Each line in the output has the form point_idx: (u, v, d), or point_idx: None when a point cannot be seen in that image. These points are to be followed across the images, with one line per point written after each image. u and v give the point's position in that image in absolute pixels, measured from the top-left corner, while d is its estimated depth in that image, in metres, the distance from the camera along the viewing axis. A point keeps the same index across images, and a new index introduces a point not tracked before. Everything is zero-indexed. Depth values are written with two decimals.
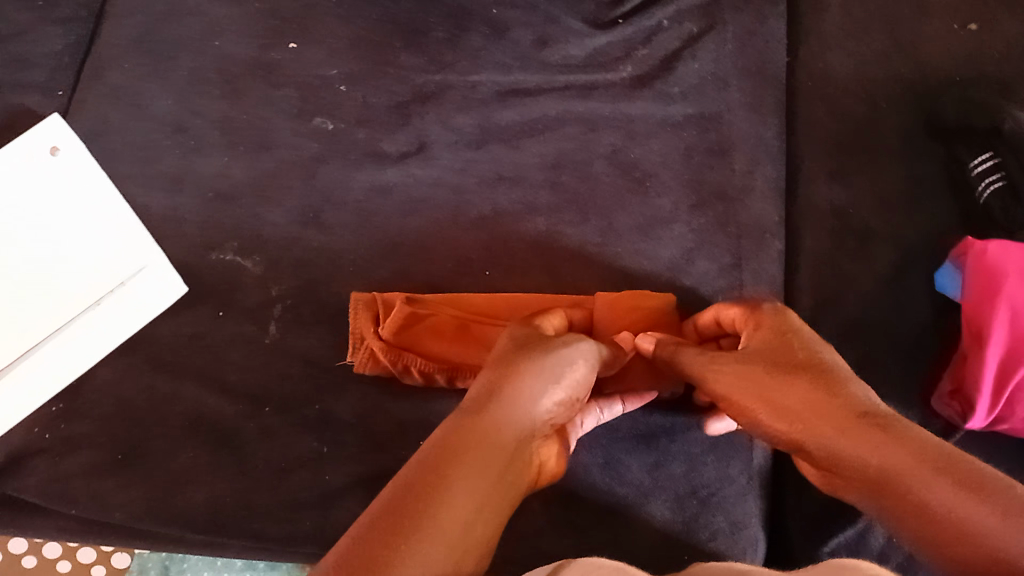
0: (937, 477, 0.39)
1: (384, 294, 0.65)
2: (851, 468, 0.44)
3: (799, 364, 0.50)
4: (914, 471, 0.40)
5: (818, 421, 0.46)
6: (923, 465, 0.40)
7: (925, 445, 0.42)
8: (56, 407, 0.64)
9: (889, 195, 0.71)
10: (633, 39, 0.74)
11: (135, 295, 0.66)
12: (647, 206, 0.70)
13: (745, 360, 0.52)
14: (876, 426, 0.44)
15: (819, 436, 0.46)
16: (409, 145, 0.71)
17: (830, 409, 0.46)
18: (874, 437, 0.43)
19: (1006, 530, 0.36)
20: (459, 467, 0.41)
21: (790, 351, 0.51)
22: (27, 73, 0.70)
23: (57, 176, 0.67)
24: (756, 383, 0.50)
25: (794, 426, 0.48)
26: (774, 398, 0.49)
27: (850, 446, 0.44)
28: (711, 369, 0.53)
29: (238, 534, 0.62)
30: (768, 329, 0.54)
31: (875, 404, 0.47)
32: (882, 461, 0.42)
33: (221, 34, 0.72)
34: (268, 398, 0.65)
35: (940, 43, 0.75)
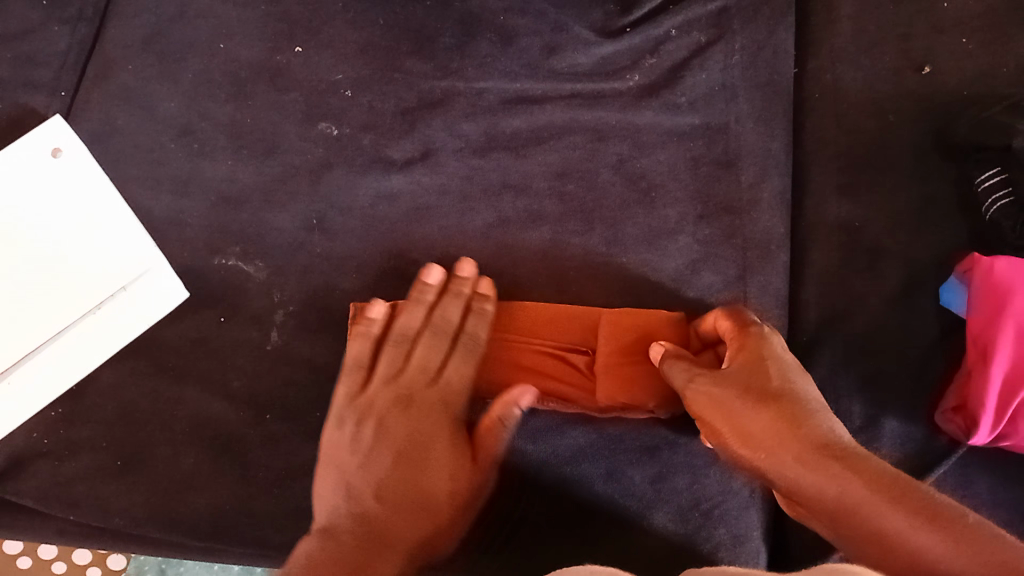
0: (894, 508, 0.42)
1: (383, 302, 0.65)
2: (814, 497, 0.46)
3: (772, 392, 0.50)
4: (873, 504, 0.43)
5: (779, 449, 0.47)
6: (879, 495, 0.43)
7: (878, 474, 0.44)
8: (56, 411, 0.64)
9: (896, 209, 0.71)
10: (641, 47, 0.74)
11: (136, 299, 0.66)
12: (653, 217, 0.70)
13: (719, 383, 0.52)
14: (838, 457, 0.46)
15: (781, 465, 0.47)
16: (415, 151, 0.71)
17: (793, 437, 0.48)
18: (832, 470, 0.45)
19: (953, 553, 0.39)
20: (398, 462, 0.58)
21: (765, 378, 0.51)
22: (30, 73, 0.69)
23: (58, 178, 0.66)
24: (726, 412, 0.50)
25: (757, 452, 0.49)
26: (738, 422, 0.50)
27: (808, 477, 0.46)
28: (691, 390, 0.53)
29: (239, 542, 0.62)
30: (750, 351, 0.53)
31: (838, 433, 0.48)
32: (841, 492, 0.44)
33: (228, 36, 0.72)
34: (271, 404, 0.65)
35: (953, 55, 0.74)
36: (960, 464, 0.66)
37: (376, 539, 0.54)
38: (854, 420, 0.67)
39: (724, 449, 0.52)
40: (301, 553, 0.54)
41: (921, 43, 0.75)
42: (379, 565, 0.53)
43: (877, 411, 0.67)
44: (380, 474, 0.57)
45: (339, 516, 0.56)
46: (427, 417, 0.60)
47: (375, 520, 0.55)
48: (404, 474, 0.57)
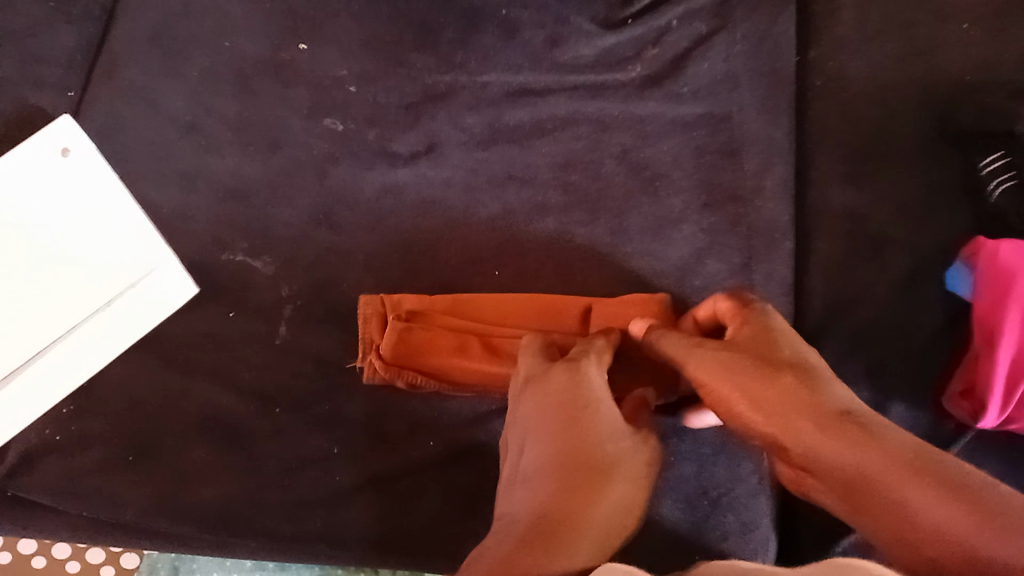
0: (910, 477, 0.40)
1: (391, 297, 0.66)
2: (830, 468, 0.44)
3: (786, 364, 0.49)
4: (891, 475, 0.41)
5: (795, 419, 0.46)
6: (897, 464, 0.41)
7: (899, 444, 0.42)
8: (67, 408, 0.65)
9: (900, 195, 0.71)
10: (643, 38, 0.74)
11: (146, 294, 0.66)
12: (658, 206, 0.70)
13: (729, 350, 0.51)
14: (857, 426, 0.44)
15: (797, 434, 0.46)
16: (419, 145, 0.71)
17: (809, 407, 0.46)
18: (856, 437, 0.43)
19: (985, 533, 0.36)
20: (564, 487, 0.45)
21: (778, 351, 0.50)
22: (39, 73, 0.70)
23: (69, 180, 0.65)
24: (741, 381, 0.49)
25: (771, 421, 0.47)
26: (749, 387, 0.49)
27: (829, 446, 0.44)
28: (698, 361, 0.52)
29: (248, 533, 0.62)
30: (753, 327, 0.53)
31: (856, 404, 0.47)
32: (859, 462, 0.42)
33: (233, 34, 0.72)
34: (280, 397, 0.65)
35: (955, 42, 0.74)
36: (967, 449, 0.66)
37: (580, 492, 0.45)
38: None
39: (733, 424, 0.51)
40: (525, 473, 0.48)
41: (923, 31, 0.75)
42: (597, 497, 0.45)
43: (883, 397, 0.67)
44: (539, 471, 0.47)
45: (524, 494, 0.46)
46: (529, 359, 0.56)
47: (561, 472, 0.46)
48: (580, 476, 0.46)
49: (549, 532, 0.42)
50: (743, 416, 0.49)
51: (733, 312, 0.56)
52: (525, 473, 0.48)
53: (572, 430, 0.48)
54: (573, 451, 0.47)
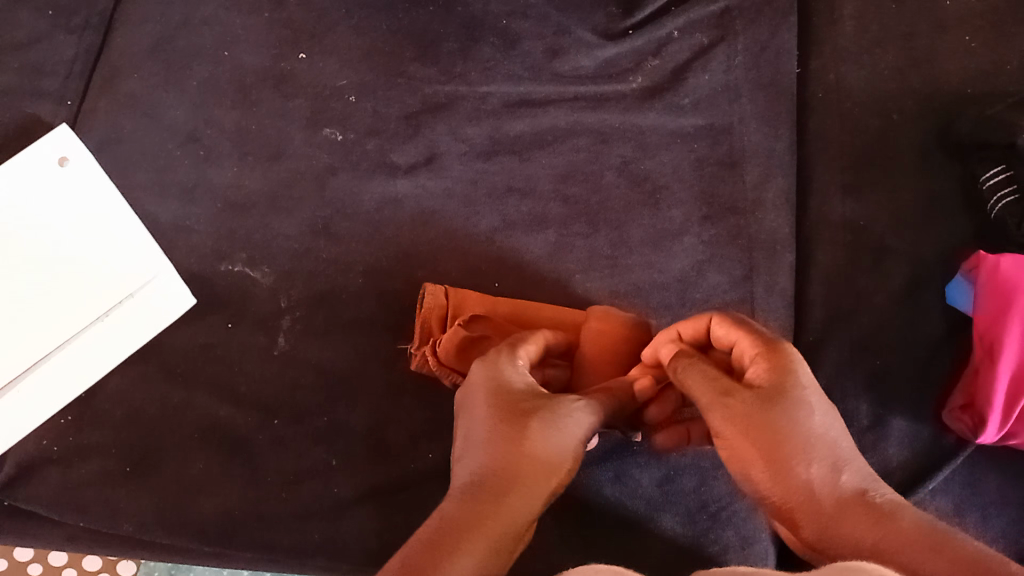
0: (932, 557, 0.41)
1: (455, 296, 0.65)
2: (842, 538, 0.44)
3: (815, 433, 0.47)
4: (912, 555, 0.42)
5: (813, 489, 0.46)
6: (919, 544, 0.42)
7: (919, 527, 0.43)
8: (66, 418, 0.64)
9: (901, 207, 0.71)
10: (644, 49, 0.74)
11: (144, 307, 0.66)
12: (658, 218, 0.70)
13: (752, 396, 0.49)
14: (875, 508, 0.45)
15: (816, 503, 0.46)
16: (419, 156, 0.71)
17: (827, 479, 0.46)
18: (876, 519, 0.44)
19: None
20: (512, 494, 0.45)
21: (806, 416, 0.48)
22: (38, 82, 0.69)
23: (65, 188, 0.66)
24: (763, 441, 0.47)
25: (784, 485, 0.46)
26: (767, 438, 0.47)
27: (851, 521, 0.44)
28: (720, 413, 0.49)
29: (248, 544, 0.62)
30: (777, 366, 0.50)
31: (870, 481, 0.47)
32: (877, 541, 0.43)
33: (233, 44, 0.72)
34: (279, 408, 0.65)
35: (955, 54, 0.74)
36: (966, 463, 0.66)
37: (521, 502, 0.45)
38: (862, 419, 0.66)
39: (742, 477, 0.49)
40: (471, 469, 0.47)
41: (922, 43, 0.75)
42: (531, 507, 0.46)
43: (884, 409, 0.67)
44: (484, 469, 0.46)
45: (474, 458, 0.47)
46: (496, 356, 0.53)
47: (516, 447, 0.46)
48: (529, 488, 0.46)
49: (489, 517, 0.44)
50: (756, 475, 0.48)
51: (755, 344, 0.52)
52: (470, 458, 0.48)
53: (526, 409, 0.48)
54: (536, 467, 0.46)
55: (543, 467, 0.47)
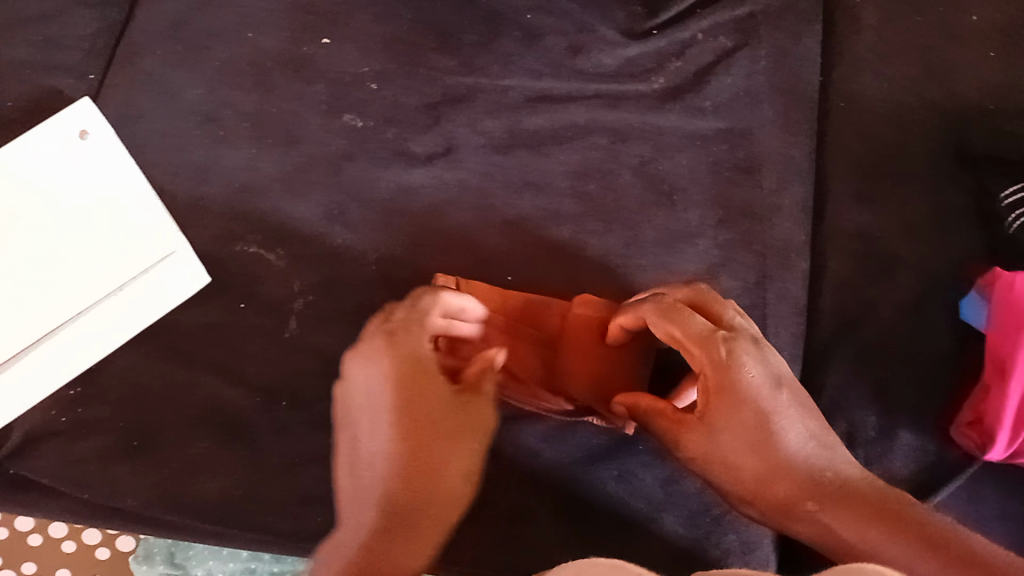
0: (893, 538, 0.47)
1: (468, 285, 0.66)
2: (813, 522, 0.51)
3: (768, 440, 0.52)
4: (872, 532, 0.48)
5: (788, 484, 0.51)
6: (872, 522, 0.48)
7: (892, 514, 0.48)
8: (73, 391, 0.64)
9: (917, 220, 0.71)
10: (666, 50, 0.74)
11: (157, 284, 0.66)
12: (673, 220, 0.70)
13: (705, 418, 0.53)
14: (838, 494, 0.50)
15: (794, 498, 0.51)
16: (436, 146, 0.71)
17: (796, 477, 0.51)
18: (843, 505, 0.50)
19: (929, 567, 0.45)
20: (411, 512, 0.48)
21: (750, 420, 0.52)
22: (55, 56, 0.70)
23: (86, 160, 0.66)
24: (727, 455, 0.52)
25: (758, 483, 0.52)
26: (727, 451, 0.52)
27: (831, 512, 0.50)
28: (683, 437, 0.54)
29: (248, 526, 0.63)
30: (717, 382, 0.52)
31: (835, 468, 0.52)
32: (836, 523, 0.50)
33: (255, 27, 0.72)
34: (285, 392, 0.65)
35: (980, 68, 0.74)
36: (972, 479, 0.65)
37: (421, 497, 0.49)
38: (869, 431, 0.66)
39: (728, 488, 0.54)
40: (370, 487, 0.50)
41: (941, 56, 0.74)
42: (434, 500, 0.50)
43: (892, 422, 0.66)
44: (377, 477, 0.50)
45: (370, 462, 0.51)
46: (394, 349, 0.54)
47: (416, 432, 0.51)
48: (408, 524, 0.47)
49: (388, 534, 0.46)
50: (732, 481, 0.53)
51: (693, 346, 0.53)
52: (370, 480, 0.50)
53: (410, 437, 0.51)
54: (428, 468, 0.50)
55: (431, 476, 0.50)
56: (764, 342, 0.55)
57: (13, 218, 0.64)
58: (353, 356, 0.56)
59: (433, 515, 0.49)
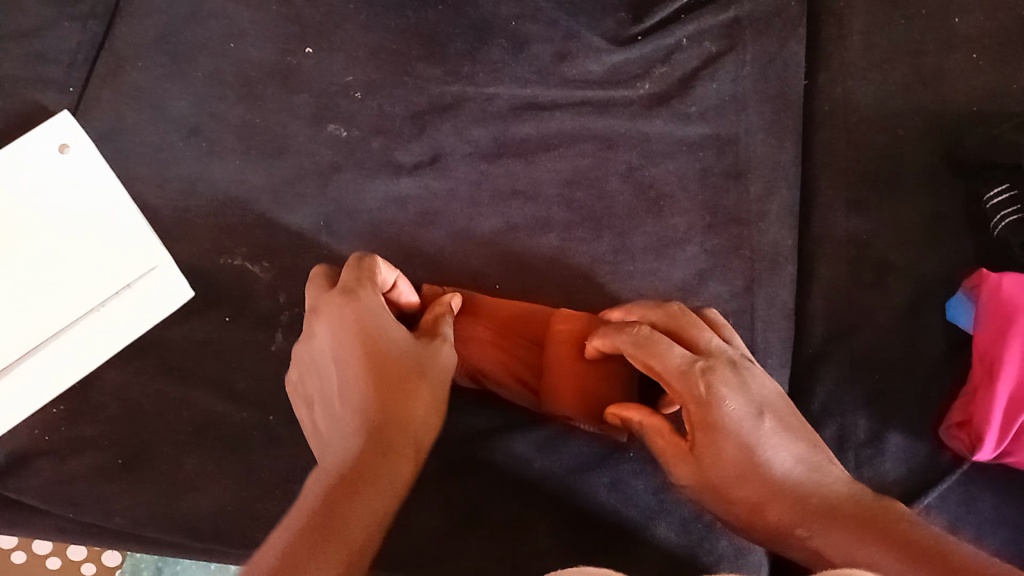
0: (884, 553, 0.48)
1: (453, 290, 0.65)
2: (801, 540, 0.52)
3: (752, 465, 0.53)
4: (863, 548, 0.49)
5: (773, 503, 0.53)
6: (864, 541, 0.49)
7: (885, 534, 0.49)
8: (57, 408, 0.63)
9: (903, 224, 0.71)
10: (652, 56, 0.74)
11: (141, 298, 0.65)
12: (662, 226, 0.70)
13: (693, 449, 0.55)
14: (824, 510, 0.52)
15: (780, 516, 0.53)
16: (424, 155, 0.70)
17: (783, 499, 0.53)
18: (829, 523, 0.51)
19: None
20: (365, 467, 0.48)
21: (732, 449, 0.53)
22: (40, 68, 0.69)
23: (67, 173, 0.66)
24: (715, 484, 0.54)
25: (747, 505, 0.54)
26: (715, 478, 0.54)
27: (817, 529, 0.51)
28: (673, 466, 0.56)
29: (241, 543, 0.62)
30: (700, 415, 0.54)
31: (821, 482, 0.53)
32: (823, 542, 0.51)
33: (239, 37, 0.71)
34: (275, 406, 0.64)
35: (964, 71, 0.74)
36: (963, 481, 0.66)
37: (390, 439, 0.50)
38: (859, 434, 0.67)
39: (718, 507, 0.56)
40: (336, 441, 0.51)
41: (929, 61, 0.75)
42: (403, 440, 0.51)
43: (881, 425, 0.67)
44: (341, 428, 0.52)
45: (345, 417, 0.52)
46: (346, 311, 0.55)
47: (380, 407, 0.51)
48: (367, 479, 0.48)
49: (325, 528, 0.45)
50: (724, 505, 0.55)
51: (672, 382, 0.55)
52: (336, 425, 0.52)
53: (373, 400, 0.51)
54: (395, 419, 0.51)
55: (392, 447, 0.50)
56: (746, 364, 0.56)
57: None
58: (312, 326, 0.56)
59: (385, 481, 0.48)
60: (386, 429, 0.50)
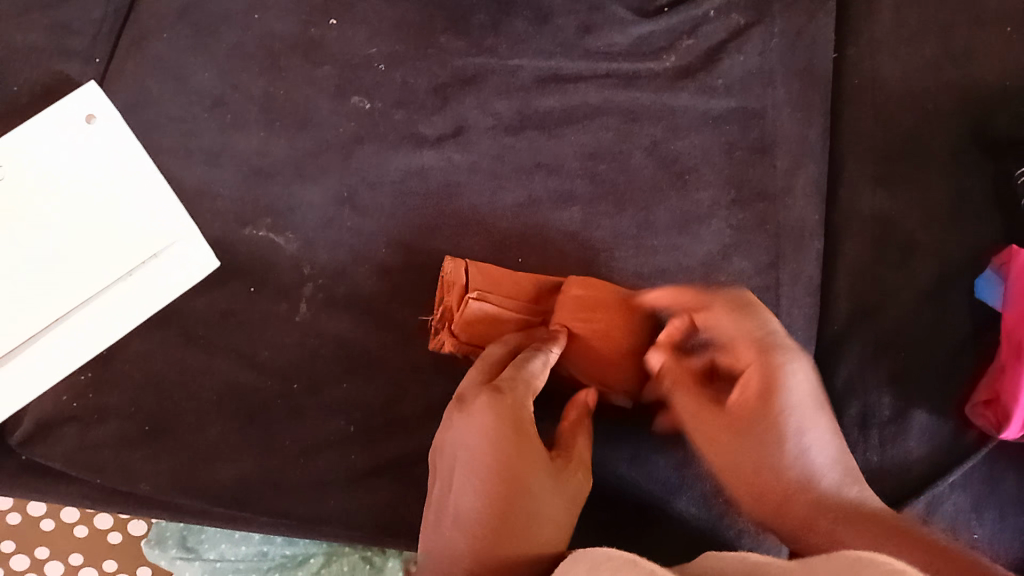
0: (902, 546, 0.44)
1: (471, 267, 0.65)
2: (820, 539, 0.49)
3: (783, 452, 0.53)
4: (881, 544, 0.45)
5: (797, 496, 0.51)
6: (887, 538, 0.46)
7: (897, 526, 0.46)
8: (85, 375, 0.64)
9: (932, 200, 0.70)
10: (678, 29, 0.73)
11: (166, 269, 0.66)
12: (686, 201, 0.70)
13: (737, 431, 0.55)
14: (849, 511, 0.49)
15: (800, 513, 0.51)
16: (447, 128, 0.70)
17: (810, 491, 0.51)
18: (856, 521, 0.48)
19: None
20: (500, 532, 0.46)
21: (771, 426, 0.53)
22: (65, 39, 0.69)
23: (93, 145, 0.66)
24: (751, 469, 0.54)
25: (775, 497, 0.52)
26: (755, 461, 0.54)
27: (835, 525, 0.49)
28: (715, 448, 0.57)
29: (262, 509, 0.62)
30: (751, 390, 0.55)
31: (850, 484, 0.52)
32: (846, 541, 0.48)
33: (263, 8, 0.71)
34: (298, 376, 0.65)
35: (994, 45, 0.73)
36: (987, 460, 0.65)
37: (520, 509, 0.47)
38: (883, 412, 0.66)
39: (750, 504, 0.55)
40: (456, 498, 0.48)
41: (961, 36, 0.73)
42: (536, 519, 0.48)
43: (905, 403, 0.66)
44: (462, 489, 0.48)
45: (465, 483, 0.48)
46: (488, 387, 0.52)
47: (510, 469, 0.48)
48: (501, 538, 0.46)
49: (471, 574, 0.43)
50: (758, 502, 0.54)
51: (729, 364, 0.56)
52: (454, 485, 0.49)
53: (511, 510, 0.47)
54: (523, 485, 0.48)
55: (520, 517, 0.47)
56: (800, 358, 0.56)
57: (15, 208, 0.64)
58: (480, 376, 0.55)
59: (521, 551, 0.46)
60: (514, 494, 0.47)
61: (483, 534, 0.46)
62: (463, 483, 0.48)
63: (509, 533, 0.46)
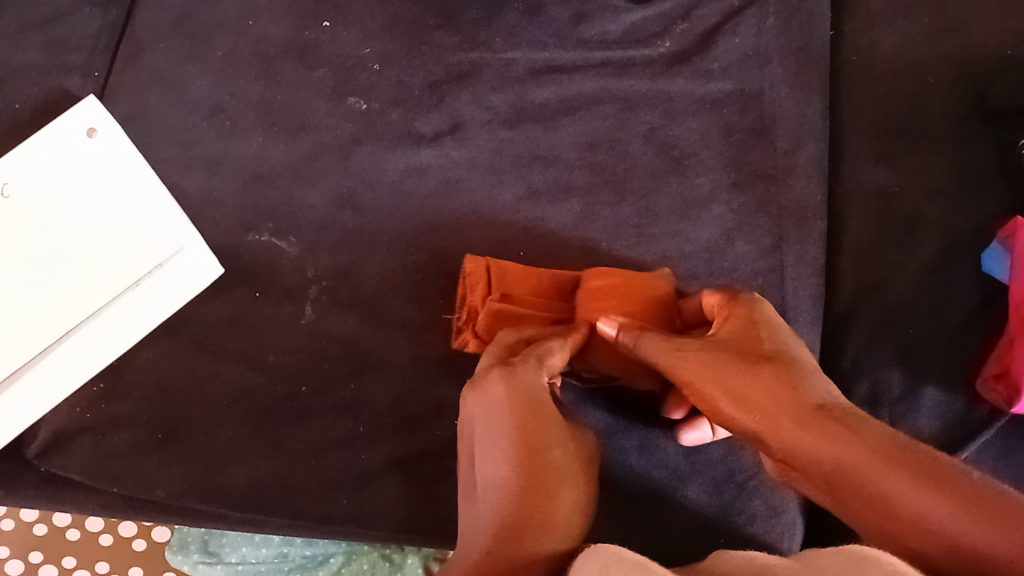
0: (894, 469, 0.39)
1: (495, 263, 0.66)
2: (805, 459, 0.43)
3: (773, 377, 0.48)
4: (871, 464, 0.40)
5: (776, 411, 0.46)
6: (877, 456, 0.40)
7: (882, 438, 0.41)
8: (98, 387, 0.65)
9: (934, 173, 0.69)
10: (671, 14, 0.73)
11: (171, 279, 0.66)
12: (686, 187, 0.69)
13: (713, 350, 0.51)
14: (834, 420, 0.44)
15: (775, 429, 0.45)
16: (443, 125, 0.70)
17: (788, 400, 0.46)
18: (835, 433, 0.43)
19: (944, 513, 0.36)
20: (528, 491, 0.45)
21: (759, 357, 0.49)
22: (63, 54, 0.69)
23: (95, 158, 0.66)
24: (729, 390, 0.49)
25: (755, 416, 0.47)
26: (737, 388, 0.49)
27: (812, 438, 0.43)
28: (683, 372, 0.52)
29: (276, 511, 0.63)
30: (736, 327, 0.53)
31: (834, 398, 0.47)
32: (835, 455, 0.42)
33: (256, 14, 0.71)
34: (306, 378, 0.65)
35: (992, 15, 0.72)
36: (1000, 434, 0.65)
37: (542, 467, 0.46)
38: (894, 391, 0.65)
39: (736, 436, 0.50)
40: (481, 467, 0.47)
41: (958, 8, 0.72)
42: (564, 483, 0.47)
43: (915, 380, 0.66)
44: (486, 455, 0.47)
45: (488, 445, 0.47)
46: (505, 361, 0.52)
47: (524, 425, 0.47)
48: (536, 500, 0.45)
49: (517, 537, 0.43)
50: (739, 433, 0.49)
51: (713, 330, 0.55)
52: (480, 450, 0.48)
53: (539, 473, 0.46)
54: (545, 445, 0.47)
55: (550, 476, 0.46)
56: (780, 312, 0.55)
57: (10, 215, 0.64)
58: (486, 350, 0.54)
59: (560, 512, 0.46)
60: (536, 450, 0.46)
61: (511, 501, 0.45)
62: (488, 449, 0.47)
63: (544, 490, 0.46)
